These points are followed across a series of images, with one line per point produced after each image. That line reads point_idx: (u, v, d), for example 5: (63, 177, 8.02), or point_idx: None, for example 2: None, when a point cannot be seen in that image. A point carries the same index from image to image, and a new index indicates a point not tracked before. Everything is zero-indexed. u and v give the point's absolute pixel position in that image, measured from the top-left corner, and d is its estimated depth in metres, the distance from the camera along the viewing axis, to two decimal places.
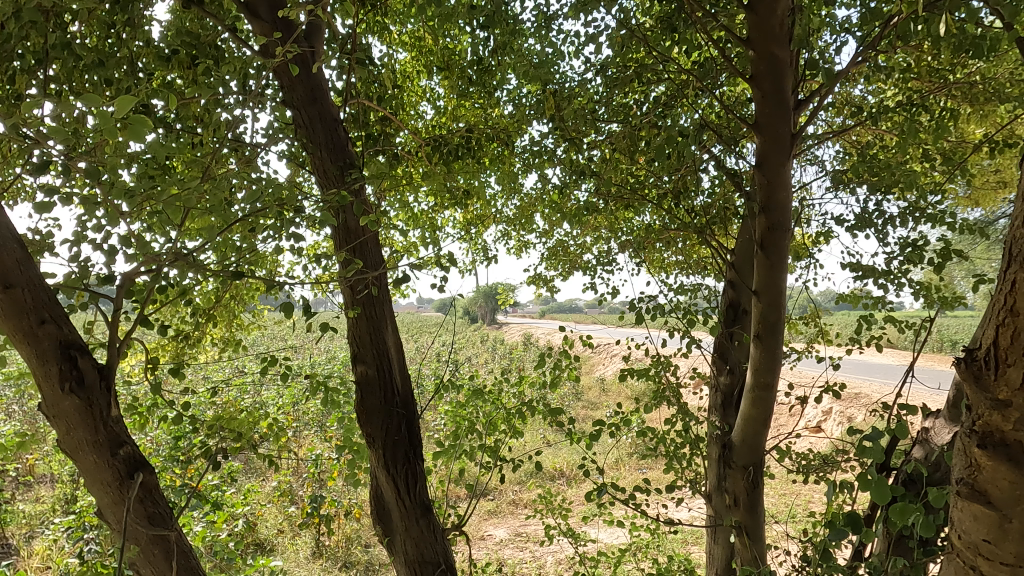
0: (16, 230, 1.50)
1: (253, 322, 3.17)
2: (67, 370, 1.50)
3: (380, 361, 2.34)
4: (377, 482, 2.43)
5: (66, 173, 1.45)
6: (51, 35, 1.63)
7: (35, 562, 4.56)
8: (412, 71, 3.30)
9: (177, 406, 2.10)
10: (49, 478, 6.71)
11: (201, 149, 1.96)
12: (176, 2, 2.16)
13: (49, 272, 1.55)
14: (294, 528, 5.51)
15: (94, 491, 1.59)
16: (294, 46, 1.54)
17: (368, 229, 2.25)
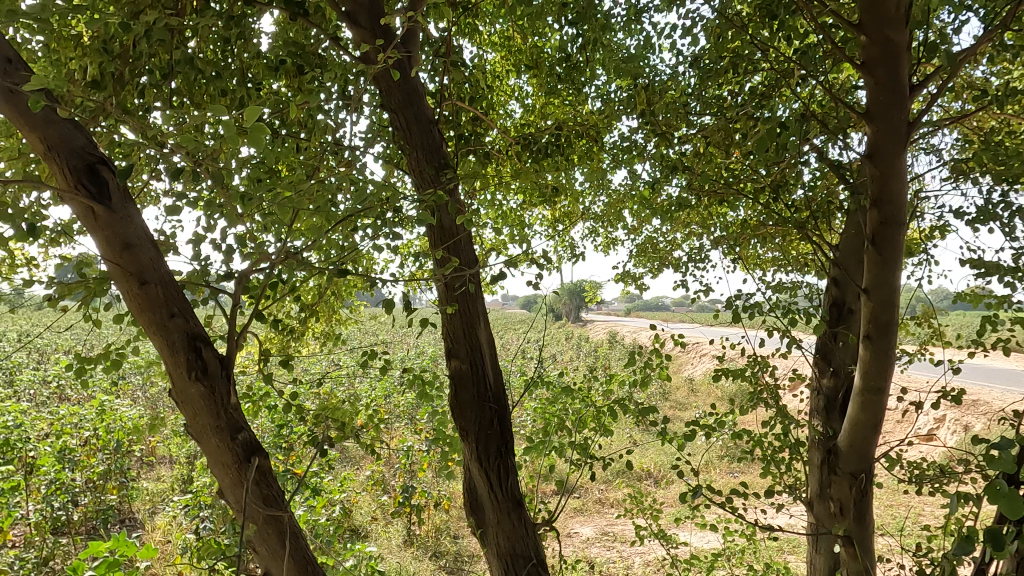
0: (151, 231, 1.64)
1: (350, 317, 3.30)
2: (193, 360, 1.62)
3: (473, 357, 2.40)
4: (470, 474, 2.49)
5: (190, 178, 1.56)
6: (175, 51, 1.77)
7: (157, 536, 4.97)
8: (501, 70, 3.34)
9: (284, 396, 2.22)
10: (168, 460, 7.29)
11: (306, 153, 2.06)
12: (282, 15, 2.28)
13: (176, 269, 1.69)
14: (386, 516, 5.71)
15: (216, 472, 1.72)
16: (393, 52, 1.60)
17: (462, 228, 2.30)
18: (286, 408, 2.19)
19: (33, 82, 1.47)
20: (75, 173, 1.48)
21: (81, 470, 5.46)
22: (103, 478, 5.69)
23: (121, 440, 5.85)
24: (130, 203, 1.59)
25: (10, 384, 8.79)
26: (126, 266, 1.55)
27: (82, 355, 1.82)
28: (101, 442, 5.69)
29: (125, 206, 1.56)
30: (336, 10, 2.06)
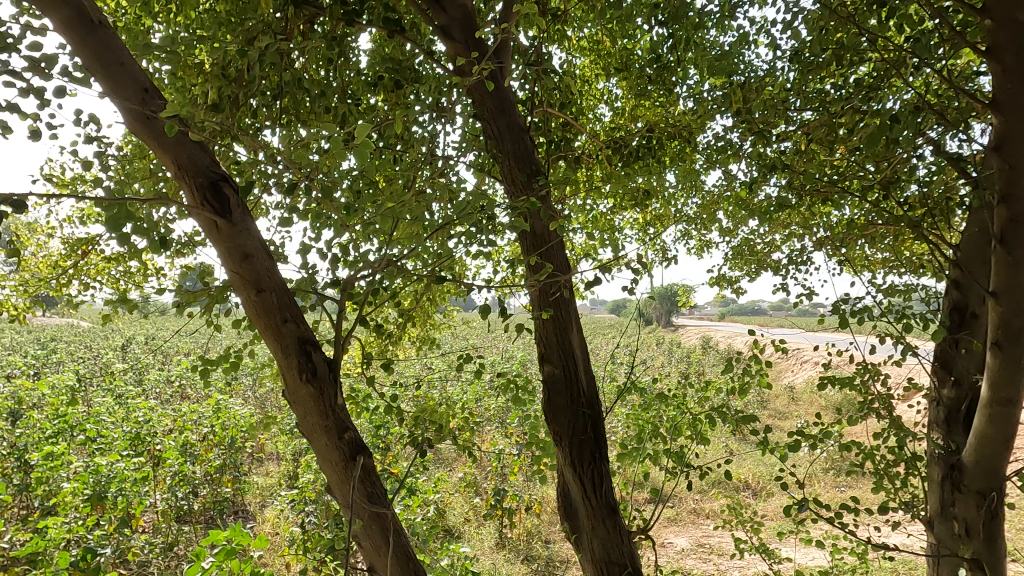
0: (266, 242, 1.76)
1: (444, 322, 3.39)
2: (303, 362, 1.72)
3: (566, 361, 2.40)
4: (565, 479, 2.49)
5: (300, 193, 1.67)
6: (284, 72, 1.89)
7: (267, 528, 5.28)
8: (589, 74, 3.33)
9: (385, 398, 2.31)
10: (276, 456, 7.75)
11: (402, 163, 2.14)
12: (380, 32, 2.39)
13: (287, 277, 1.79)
14: (479, 517, 5.81)
15: (326, 469, 1.82)
16: (486, 64, 1.63)
17: (554, 233, 2.30)
18: (387, 409, 2.27)
19: (166, 108, 1.62)
20: (201, 190, 1.61)
21: (200, 463, 5.91)
22: (219, 472, 6.11)
23: (235, 437, 6.27)
24: (249, 217, 1.71)
25: (140, 383, 9.64)
26: (245, 275, 1.67)
27: (204, 357, 1.97)
28: (217, 437, 6.13)
29: (245, 219, 1.68)
30: (431, 24, 2.12)
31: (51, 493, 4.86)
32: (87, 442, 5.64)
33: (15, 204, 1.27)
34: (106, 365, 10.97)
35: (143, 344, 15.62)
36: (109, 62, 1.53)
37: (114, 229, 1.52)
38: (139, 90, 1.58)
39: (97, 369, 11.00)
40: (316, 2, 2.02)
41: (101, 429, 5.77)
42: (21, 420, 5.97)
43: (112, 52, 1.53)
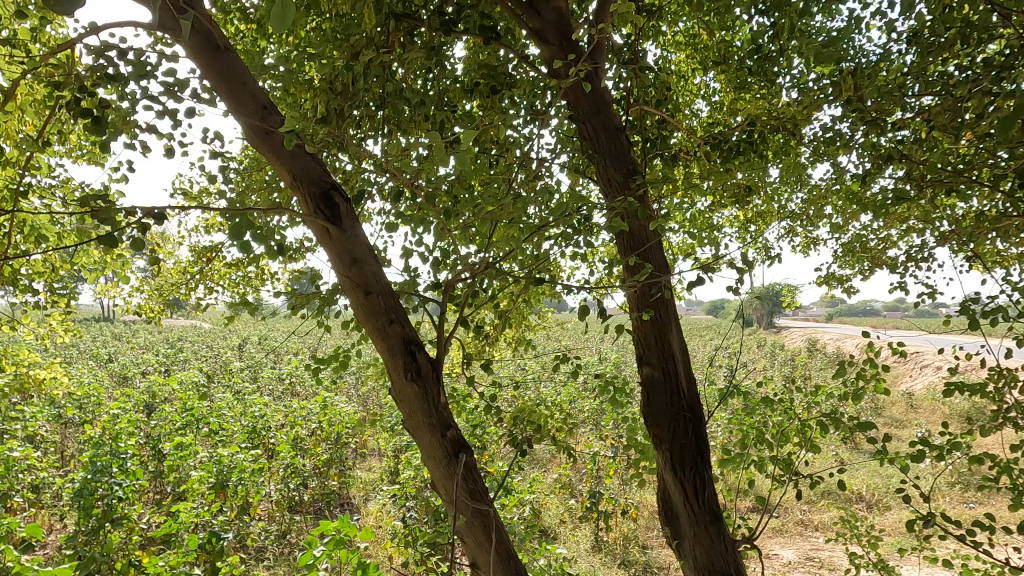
0: (373, 247, 1.84)
1: (539, 322, 3.42)
2: (408, 362, 1.79)
3: (666, 363, 2.35)
4: (665, 484, 2.44)
5: (403, 198, 1.73)
6: (388, 84, 1.97)
7: (371, 520, 5.51)
8: (686, 69, 3.26)
9: (484, 398, 2.35)
10: (378, 452, 8.08)
11: (499, 167, 2.18)
12: (476, 39, 2.44)
13: (393, 280, 1.87)
14: (574, 519, 5.80)
15: (430, 466, 1.87)
16: (582, 65, 1.63)
17: (653, 234, 2.26)
18: (486, 409, 2.31)
19: (283, 124, 1.73)
20: (314, 199, 1.71)
21: (310, 457, 6.27)
22: (327, 465, 6.45)
23: (341, 432, 6.60)
24: (358, 223, 1.80)
25: (255, 381, 10.34)
26: (354, 278, 1.76)
27: (317, 356, 2.08)
28: (325, 432, 6.47)
29: (353, 225, 1.77)
30: (527, 29, 2.14)
31: (181, 479, 5.31)
32: (211, 433, 6.12)
33: (156, 216, 1.41)
34: (227, 364, 11.86)
35: (258, 344, 16.74)
36: (233, 83, 1.67)
37: (238, 237, 1.65)
38: (259, 108, 1.70)
39: (219, 368, 11.89)
40: (415, 14, 2.10)
41: (223, 422, 6.24)
42: (155, 413, 6.56)
43: (235, 73, 1.66)
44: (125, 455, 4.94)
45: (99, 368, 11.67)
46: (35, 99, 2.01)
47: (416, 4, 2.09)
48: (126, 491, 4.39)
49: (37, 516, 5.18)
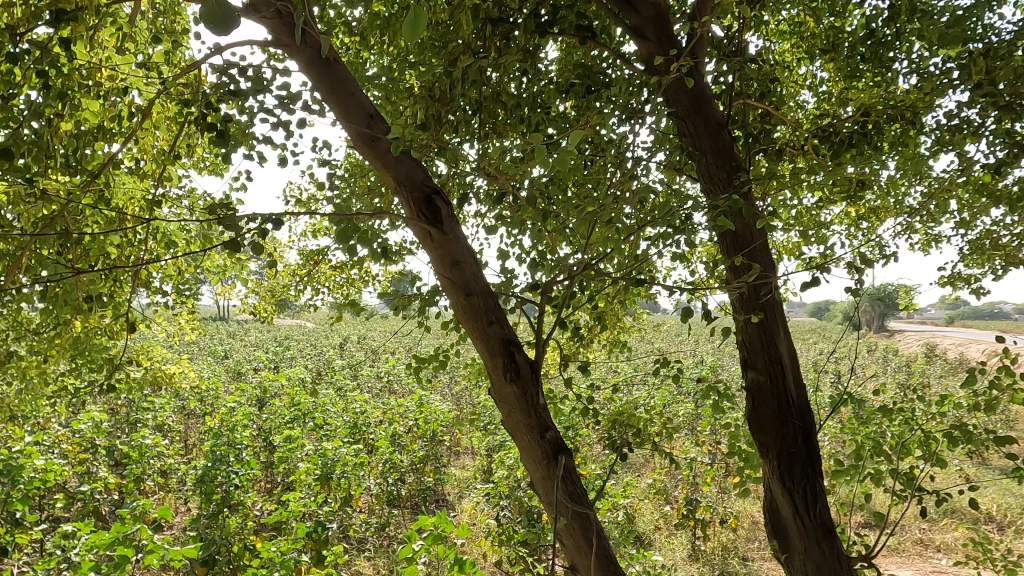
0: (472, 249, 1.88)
1: (635, 324, 3.36)
2: (507, 362, 1.81)
3: (773, 368, 2.25)
4: (772, 494, 2.33)
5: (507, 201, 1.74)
6: (485, 88, 2.00)
7: (466, 518, 5.61)
8: (790, 60, 3.11)
9: (582, 401, 2.34)
10: (471, 451, 8.23)
11: (595, 167, 2.16)
12: (571, 39, 2.43)
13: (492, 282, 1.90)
14: (670, 526, 5.66)
15: (530, 466, 1.88)
16: (684, 60, 1.59)
17: (759, 233, 2.17)
18: (583, 412, 2.30)
19: (388, 130, 1.80)
20: (417, 203, 1.77)
21: (407, 453, 6.48)
22: (423, 462, 6.64)
23: (436, 430, 6.76)
24: (458, 225, 1.84)
25: (356, 378, 10.79)
26: (454, 279, 1.81)
27: (420, 356, 2.15)
28: (421, 430, 6.67)
29: (454, 228, 1.82)
30: (623, 26, 2.11)
31: (290, 470, 5.62)
32: (316, 428, 6.45)
33: (273, 222, 1.50)
34: (330, 362, 12.47)
35: (358, 344, 17.49)
36: (342, 94, 1.75)
37: (345, 241, 1.73)
38: (365, 116, 1.77)
39: (322, 365, 12.52)
40: (511, 19, 2.11)
41: (327, 417, 6.56)
42: (266, 407, 6.99)
43: (343, 84, 1.74)
44: (240, 446, 5.29)
45: (216, 364, 12.58)
46: (167, 117, 2.20)
47: (511, 9, 2.10)
48: (242, 479, 4.70)
49: (165, 499, 5.65)
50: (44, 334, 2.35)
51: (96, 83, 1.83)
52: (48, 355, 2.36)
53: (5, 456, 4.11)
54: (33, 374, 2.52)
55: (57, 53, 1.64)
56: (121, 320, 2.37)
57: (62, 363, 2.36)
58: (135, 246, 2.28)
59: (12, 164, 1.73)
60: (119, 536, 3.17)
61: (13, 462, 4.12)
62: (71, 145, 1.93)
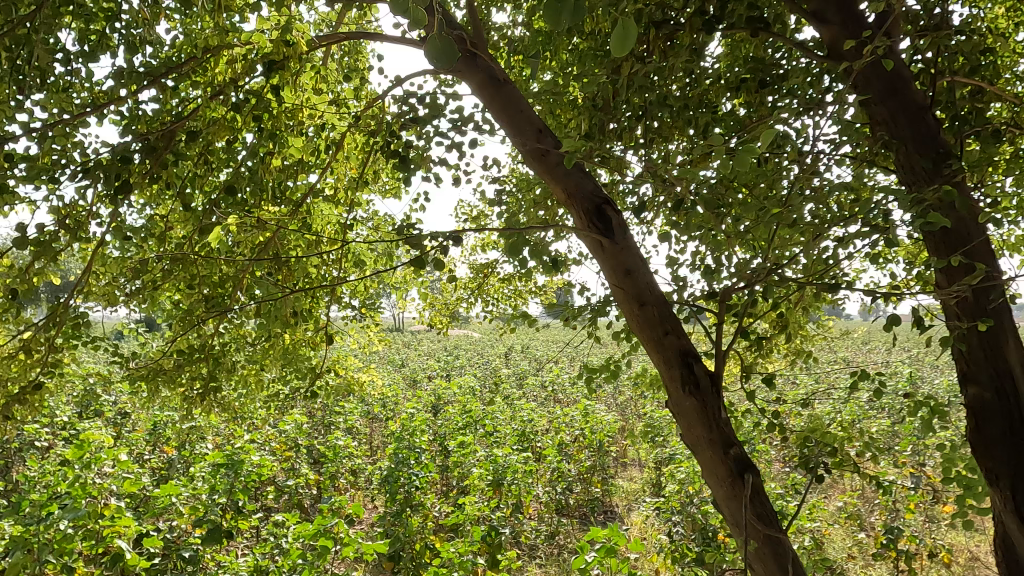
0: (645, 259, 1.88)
1: (820, 333, 3.10)
2: (686, 374, 1.79)
3: (1001, 383, 1.95)
4: (1005, 530, 2.02)
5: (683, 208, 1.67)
6: (650, 92, 1.97)
7: (637, 531, 5.51)
8: (1003, 27, 2.71)
9: (765, 414, 2.19)
10: (639, 463, 8.08)
11: (770, 166, 2.03)
12: (740, 33, 2.32)
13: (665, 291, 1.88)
14: (866, 556, 5.11)
15: (713, 484, 1.83)
16: (879, 41, 1.44)
17: (978, 228, 1.90)
18: (767, 426, 2.16)
19: (557, 142, 1.84)
20: (587, 213, 1.80)
21: (574, 462, 6.52)
22: (591, 472, 6.63)
23: (603, 440, 6.74)
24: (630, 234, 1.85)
25: (522, 387, 11.10)
26: (628, 289, 1.82)
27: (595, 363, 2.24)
28: (588, 440, 6.68)
29: (625, 236, 1.82)
30: (801, 13, 1.97)
31: (464, 474, 5.89)
32: (487, 434, 6.71)
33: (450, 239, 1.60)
34: (497, 371, 12.95)
35: (521, 354, 17.98)
36: (512, 111, 1.83)
37: (515, 253, 1.79)
38: (535, 131, 1.83)
39: (490, 373, 13.04)
40: (674, 19, 2.06)
41: (497, 425, 6.80)
42: (441, 413, 7.42)
43: (513, 103, 1.82)
44: (419, 450, 5.64)
45: (395, 372, 13.60)
46: (355, 147, 2.42)
47: (675, 9, 2.04)
48: (422, 481, 5.01)
49: (356, 495, 6.18)
50: (259, 346, 2.70)
51: (298, 123, 2.06)
52: (264, 365, 2.70)
53: (229, 451, 4.75)
54: (252, 381, 2.90)
55: (266, 100, 1.88)
56: (320, 334, 2.66)
57: (275, 372, 2.68)
58: (329, 266, 2.55)
59: (233, 199, 2.01)
60: (322, 528, 3.51)
61: (236, 456, 4.74)
62: (278, 179, 2.20)
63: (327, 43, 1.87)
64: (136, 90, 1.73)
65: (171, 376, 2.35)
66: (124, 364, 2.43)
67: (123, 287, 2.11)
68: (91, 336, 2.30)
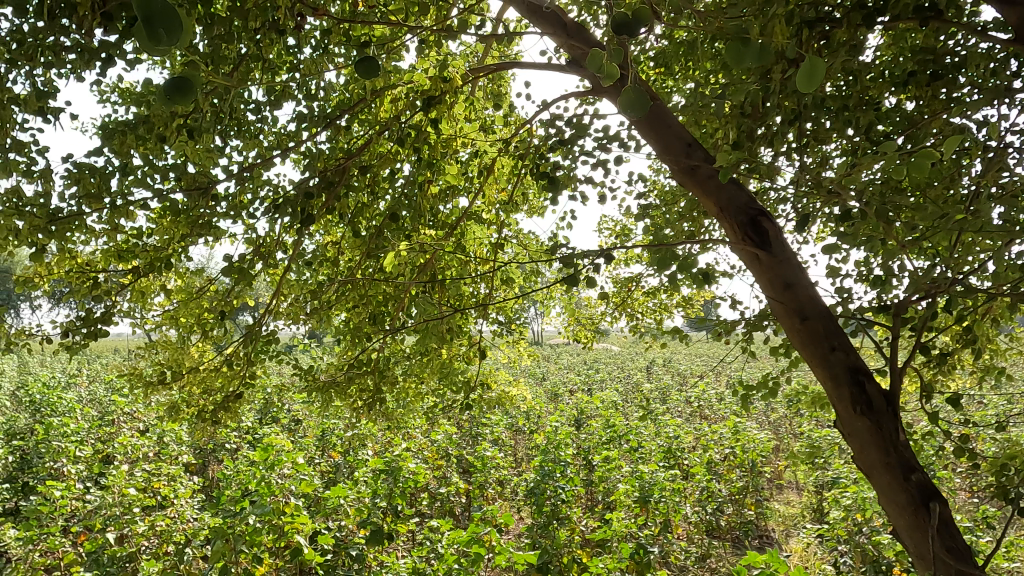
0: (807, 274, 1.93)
1: (1015, 346, 2.76)
2: (856, 394, 1.79)
3: None
4: None
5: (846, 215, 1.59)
6: (803, 95, 1.88)
7: (797, 560, 5.16)
8: None
9: (951, 437, 1.99)
10: (797, 485, 7.56)
11: (947, 164, 1.85)
12: (905, 21, 2.14)
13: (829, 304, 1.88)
14: None
15: (893, 513, 1.78)
16: None
17: None
18: (952, 451, 1.96)
19: (706, 155, 2.00)
20: (742, 225, 1.92)
21: (725, 482, 6.26)
22: (743, 493, 6.33)
23: (756, 460, 6.40)
24: (789, 247, 1.92)
25: (666, 402, 10.85)
26: (788, 302, 1.89)
27: (751, 380, 2.22)
28: (739, 459, 6.38)
29: (782, 248, 1.91)
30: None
31: (609, 490, 5.87)
32: (632, 450, 6.64)
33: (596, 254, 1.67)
34: (639, 386, 12.76)
35: (663, 367, 17.61)
36: (666, 133, 2.04)
37: (664, 266, 1.79)
38: (685, 147, 2.02)
39: (632, 388, 12.83)
40: (829, 17, 1.95)
41: (642, 441, 6.70)
42: (584, 427, 7.46)
43: (664, 122, 2.04)
44: (564, 464, 5.71)
45: (537, 385, 13.86)
46: (503, 170, 2.54)
47: (829, 5, 1.94)
48: (568, 495, 5.06)
49: (503, 505, 6.36)
50: (418, 360, 2.90)
51: (451, 152, 2.21)
52: (423, 377, 2.89)
53: (388, 458, 5.10)
54: (411, 393, 3.12)
55: (422, 132, 2.04)
56: (472, 349, 2.81)
57: (433, 384, 2.86)
58: (481, 284, 2.68)
59: (395, 225, 2.20)
60: (476, 535, 3.67)
61: (394, 463, 5.07)
62: (434, 204, 2.36)
63: (478, 74, 2.02)
64: (314, 133, 1.95)
65: (344, 387, 2.59)
66: (304, 376, 2.72)
67: (304, 307, 2.37)
68: (277, 350, 2.60)
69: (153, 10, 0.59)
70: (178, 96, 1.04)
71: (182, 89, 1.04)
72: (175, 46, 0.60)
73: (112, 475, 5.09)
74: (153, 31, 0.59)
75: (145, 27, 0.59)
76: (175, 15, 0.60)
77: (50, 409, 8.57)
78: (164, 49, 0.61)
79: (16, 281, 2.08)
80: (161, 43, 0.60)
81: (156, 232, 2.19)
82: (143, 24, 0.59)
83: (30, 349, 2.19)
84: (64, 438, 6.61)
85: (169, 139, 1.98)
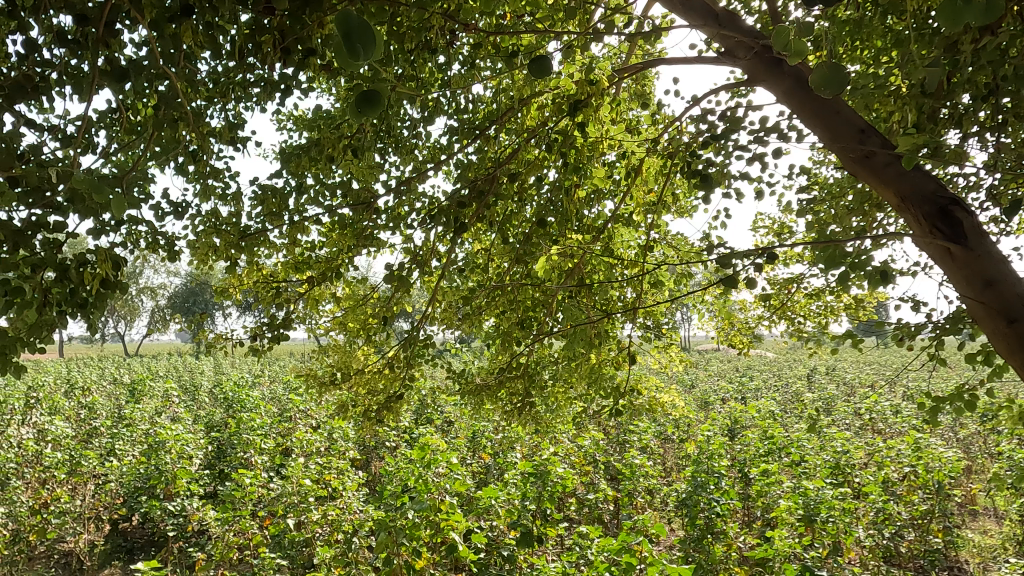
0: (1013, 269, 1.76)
1: None
2: None
3: None
4: None
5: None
6: (998, 65, 1.66)
7: None
8: None
9: None
10: (995, 512, 6.66)
11: None
12: None
13: None
14: None
15: None
16: None
17: None
18: None
19: (881, 141, 1.86)
20: (931, 219, 1.77)
21: (904, 504, 5.66)
22: (927, 518, 5.70)
23: (943, 482, 5.72)
24: (989, 238, 1.74)
25: (833, 415, 10.01)
26: (992, 303, 1.74)
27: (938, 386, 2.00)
28: (921, 480, 5.75)
29: (981, 242, 1.74)
30: None
31: (768, 505, 5.53)
32: (794, 465, 6.21)
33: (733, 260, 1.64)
34: (799, 395, 11.91)
35: (826, 376, 16.31)
36: (834, 119, 1.92)
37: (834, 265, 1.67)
38: (857, 133, 1.89)
39: (792, 398, 11.99)
40: None
41: (805, 454, 6.24)
42: (739, 438, 7.08)
43: (830, 108, 1.91)
44: (719, 475, 5.45)
45: (686, 393, 13.37)
46: (650, 172, 2.48)
47: None
48: (723, 508, 4.84)
49: (653, 515, 6.20)
50: (566, 365, 2.92)
51: (597, 156, 2.21)
52: (571, 383, 2.91)
53: (537, 461, 5.19)
54: (560, 398, 3.14)
55: (568, 136, 2.05)
56: (621, 354, 2.78)
57: (581, 389, 2.87)
58: (629, 289, 2.65)
59: (543, 231, 2.24)
60: (628, 544, 3.62)
61: (544, 467, 5.14)
62: (579, 210, 2.37)
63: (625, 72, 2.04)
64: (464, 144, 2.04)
65: (495, 390, 2.67)
66: (457, 378, 2.84)
67: (458, 312, 2.48)
68: (433, 354, 2.74)
69: (351, 29, 0.75)
70: (367, 110, 0.96)
71: (373, 102, 0.95)
72: (368, 57, 0.75)
73: (291, 465, 5.63)
74: (351, 47, 0.75)
75: (346, 45, 0.75)
76: (369, 33, 0.75)
77: (240, 404, 9.67)
78: (360, 61, 0.77)
79: (215, 291, 2.37)
80: (359, 57, 0.76)
81: (328, 243, 2.45)
82: (343, 41, 0.74)
83: (226, 350, 2.49)
84: (251, 431, 7.42)
85: (337, 158, 2.16)
